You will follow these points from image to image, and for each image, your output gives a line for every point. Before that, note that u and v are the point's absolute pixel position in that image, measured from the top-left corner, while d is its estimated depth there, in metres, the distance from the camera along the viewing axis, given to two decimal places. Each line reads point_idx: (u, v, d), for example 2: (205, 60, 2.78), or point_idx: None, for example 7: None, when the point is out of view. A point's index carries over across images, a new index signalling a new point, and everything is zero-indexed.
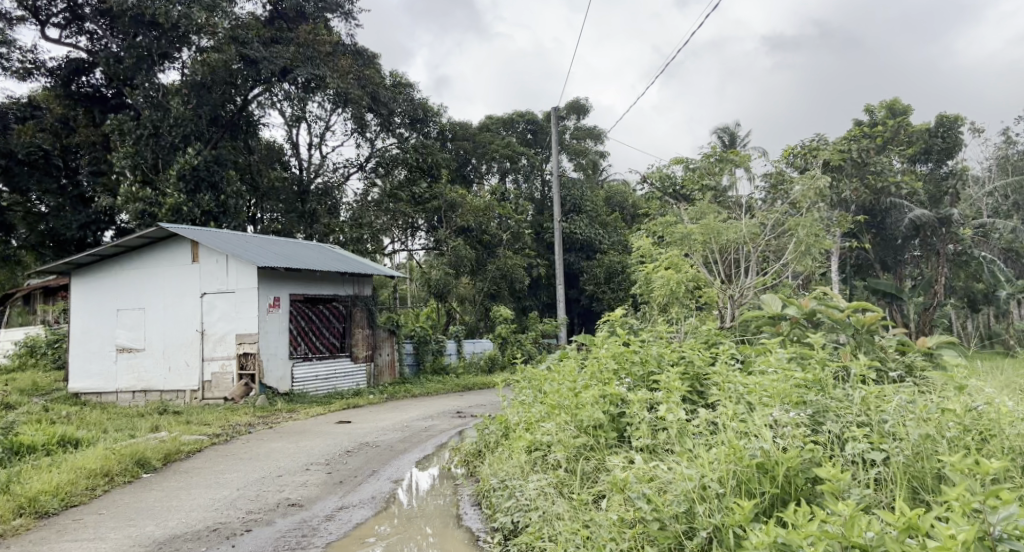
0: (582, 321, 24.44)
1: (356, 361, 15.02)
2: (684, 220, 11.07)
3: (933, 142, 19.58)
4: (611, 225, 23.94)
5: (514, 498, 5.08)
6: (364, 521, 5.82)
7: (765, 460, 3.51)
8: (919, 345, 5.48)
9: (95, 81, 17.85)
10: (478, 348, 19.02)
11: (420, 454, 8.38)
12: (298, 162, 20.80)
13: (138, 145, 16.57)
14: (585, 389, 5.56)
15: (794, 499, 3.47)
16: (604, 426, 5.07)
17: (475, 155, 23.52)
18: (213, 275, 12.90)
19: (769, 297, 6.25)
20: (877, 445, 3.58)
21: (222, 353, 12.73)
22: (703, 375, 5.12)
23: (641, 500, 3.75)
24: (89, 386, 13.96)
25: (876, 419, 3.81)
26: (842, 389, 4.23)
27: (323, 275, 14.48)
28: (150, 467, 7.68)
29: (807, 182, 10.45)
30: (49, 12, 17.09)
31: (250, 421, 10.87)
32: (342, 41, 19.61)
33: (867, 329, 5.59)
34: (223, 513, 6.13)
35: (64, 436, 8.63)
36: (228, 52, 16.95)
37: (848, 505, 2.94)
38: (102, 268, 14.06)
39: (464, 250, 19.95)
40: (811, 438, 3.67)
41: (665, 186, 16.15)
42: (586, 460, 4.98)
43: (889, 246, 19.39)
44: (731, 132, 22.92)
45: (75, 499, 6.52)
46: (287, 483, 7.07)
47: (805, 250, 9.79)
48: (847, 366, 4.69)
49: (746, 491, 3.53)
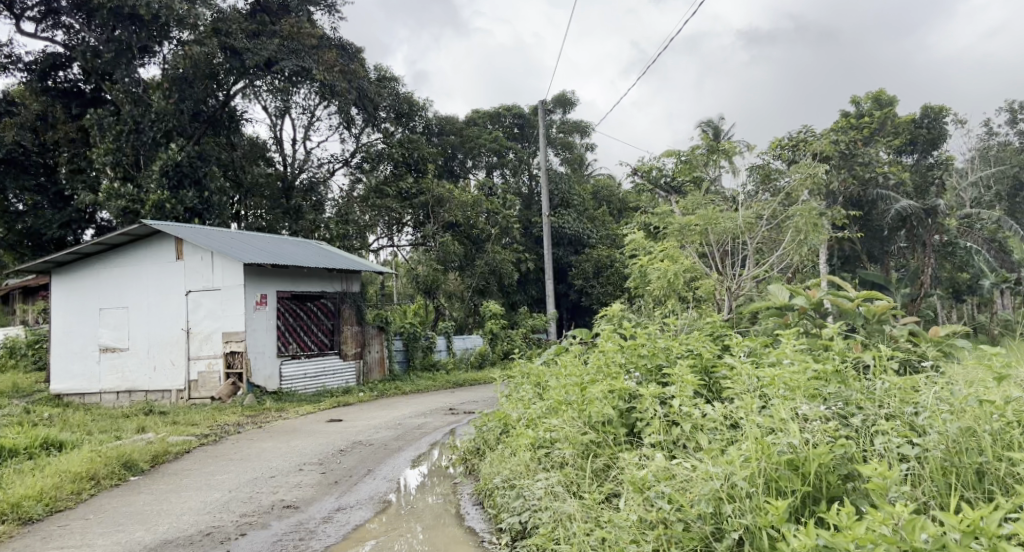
0: (571, 315, 24.33)
1: (345, 358, 14.77)
2: (675, 212, 10.94)
3: (918, 132, 19.67)
4: (598, 219, 23.81)
5: (522, 498, 4.93)
6: (362, 523, 5.63)
7: (795, 457, 3.40)
8: (932, 334, 5.33)
9: (72, 75, 17.47)
10: (468, 343, 18.44)
11: (414, 452, 8.18)
12: (282, 159, 20.47)
13: (119, 141, 16.23)
14: (592, 383, 5.39)
15: (825, 497, 3.37)
16: (613, 422, 4.92)
17: (461, 149, 23.21)
18: (198, 273, 12.60)
19: (776, 287, 6.11)
20: (911, 438, 3.48)
21: (208, 352, 12.46)
22: (712, 367, 4.97)
23: (663, 500, 3.62)
24: (71, 387, 13.64)
25: (904, 412, 3.70)
26: (864, 380, 4.10)
27: (310, 271, 14.22)
28: (138, 469, 7.46)
29: (803, 172, 10.31)
30: (24, 5, 16.54)
31: (239, 421, 10.62)
32: (327, 34, 19.18)
33: (877, 319, 5.48)
34: (217, 516, 5.92)
35: (46, 439, 8.34)
36: (210, 45, 16.61)
37: (903, 506, 2.83)
38: (84, 267, 13.73)
39: (452, 245, 19.86)
40: (840, 433, 3.55)
41: (653, 179, 16.00)
42: (595, 458, 4.85)
43: (876, 238, 19.43)
44: (716, 126, 22.80)
45: (60, 505, 6.28)
46: (281, 484, 6.86)
47: (802, 239, 9.62)
48: (865, 358, 4.55)
49: (776, 490, 3.41)
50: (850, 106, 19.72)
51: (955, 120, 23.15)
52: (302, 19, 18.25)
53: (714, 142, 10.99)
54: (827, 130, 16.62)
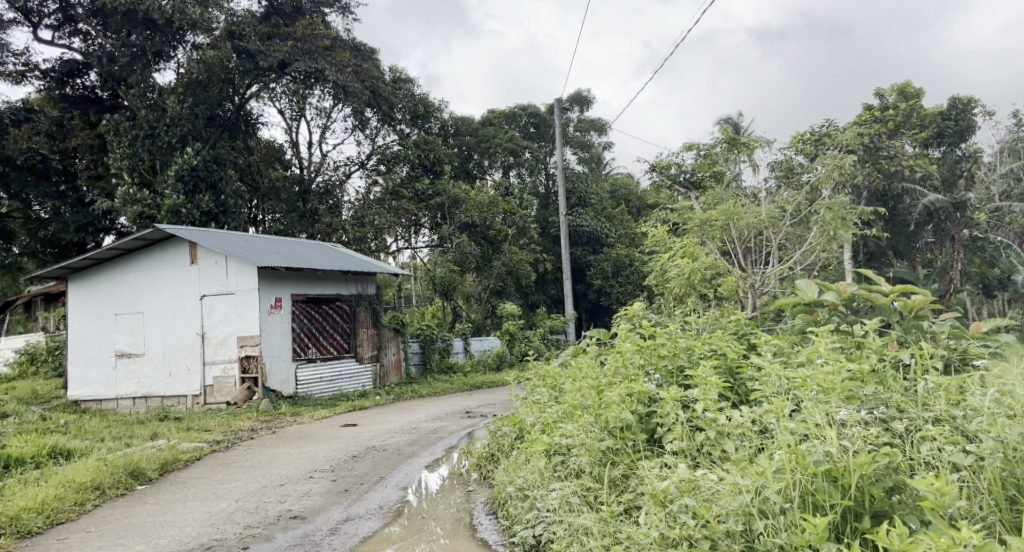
0: (590, 316, 24.00)
1: (361, 361, 14.56)
2: (697, 208, 10.53)
3: (947, 124, 18.74)
4: (617, 218, 23.44)
5: (535, 511, 4.62)
6: (373, 533, 5.37)
7: (834, 467, 3.07)
8: (974, 331, 4.99)
9: (89, 82, 17.30)
10: (485, 345, 18.26)
11: (429, 457, 7.95)
12: (298, 161, 20.34)
13: (134, 145, 16.33)
14: (609, 386, 5.06)
15: (869, 513, 3.04)
16: (631, 427, 4.61)
17: (477, 149, 22.82)
18: (213, 276, 12.46)
19: (804, 283, 5.75)
20: (962, 446, 3.17)
21: (223, 357, 12.28)
22: (737, 367, 4.66)
23: (687, 514, 3.33)
24: (89, 393, 13.52)
25: (953, 415, 3.39)
26: (905, 383, 3.76)
27: (325, 274, 14.02)
28: (146, 478, 7.25)
29: (830, 164, 9.90)
30: (42, 13, 16.46)
31: (253, 426, 10.42)
32: (341, 36, 18.88)
33: (915, 315, 5.09)
34: (220, 528, 5.68)
35: (54, 446, 8.16)
36: (224, 49, 16.28)
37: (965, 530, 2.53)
38: (99, 273, 13.62)
39: (469, 247, 19.59)
40: (883, 440, 3.24)
41: (672, 175, 15.42)
42: (613, 466, 4.54)
43: (902, 232, 18.83)
44: (735, 122, 22.37)
45: (62, 516, 6.08)
46: (290, 493, 6.62)
47: (830, 235, 9.22)
48: (908, 357, 4.19)
49: (813, 505, 3.08)
50: (874, 99, 19.02)
51: (983, 113, 22.48)
52: (315, 20, 18.06)
53: (734, 137, 10.64)
54: (851, 124, 16.17)
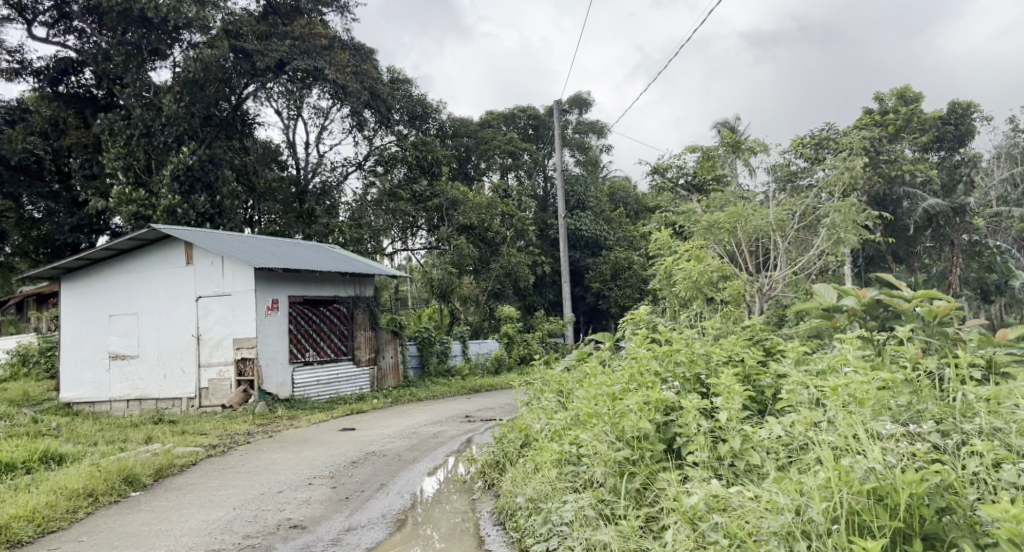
0: (588, 319, 23.83)
1: (359, 364, 14.36)
2: (700, 210, 10.35)
3: (946, 128, 18.64)
4: (615, 220, 23.31)
5: (549, 523, 4.45)
6: (375, 545, 5.15)
7: (880, 485, 2.92)
8: (999, 338, 4.77)
9: (84, 80, 17.06)
10: (483, 347, 18.22)
11: (430, 463, 7.76)
12: (295, 162, 20.26)
13: (129, 145, 16.01)
14: (623, 393, 4.87)
15: (918, 535, 2.89)
16: (649, 437, 4.41)
17: (476, 151, 22.68)
18: (209, 277, 12.24)
19: (822, 287, 5.65)
20: (1013, 461, 3.02)
21: (219, 359, 12.07)
22: (756, 375, 4.50)
23: (719, 533, 3.20)
24: (81, 395, 13.28)
25: (997, 429, 3.25)
26: (943, 394, 3.60)
27: (322, 275, 13.80)
28: (141, 484, 7.03)
29: (838, 168, 9.75)
30: (36, 10, 16.23)
31: (250, 430, 10.22)
32: (338, 35, 18.58)
33: (939, 321, 4.90)
34: (218, 538, 5.47)
35: (46, 452, 7.92)
36: (221, 47, 16.07)
37: None
38: (93, 273, 13.38)
39: (467, 249, 19.37)
40: (930, 456, 3.08)
41: (673, 179, 15.22)
42: (632, 477, 4.37)
43: (902, 237, 18.73)
44: (732, 125, 22.29)
45: (54, 525, 5.87)
46: (289, 500, 6.43)
47: (838, 239, 9.03)
48: (939, 367, 4.01)
49: (859, 526, 2.93)
50: (874, 103, 18.89)
51: (981, 117, 22.39)
52: (313, 20, 17.81)
53: (737, 140, 10.51)
54: (852, 128, 16.04)
